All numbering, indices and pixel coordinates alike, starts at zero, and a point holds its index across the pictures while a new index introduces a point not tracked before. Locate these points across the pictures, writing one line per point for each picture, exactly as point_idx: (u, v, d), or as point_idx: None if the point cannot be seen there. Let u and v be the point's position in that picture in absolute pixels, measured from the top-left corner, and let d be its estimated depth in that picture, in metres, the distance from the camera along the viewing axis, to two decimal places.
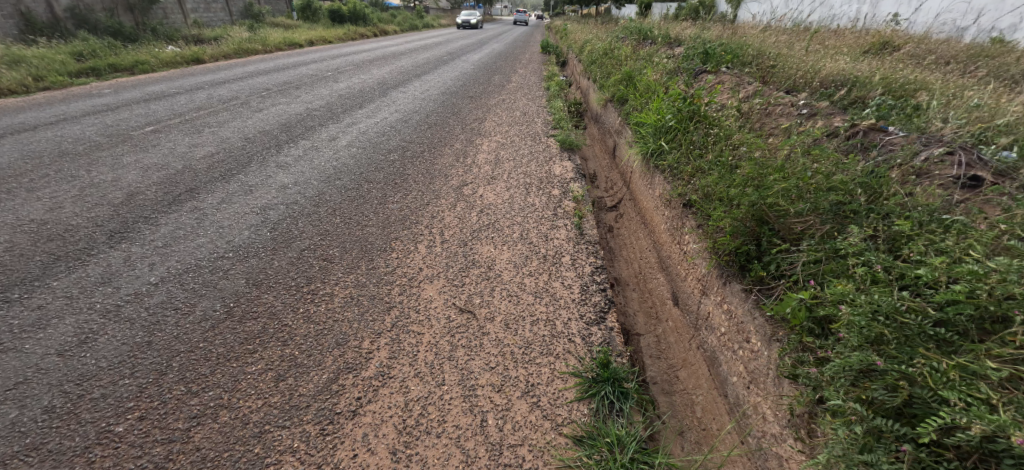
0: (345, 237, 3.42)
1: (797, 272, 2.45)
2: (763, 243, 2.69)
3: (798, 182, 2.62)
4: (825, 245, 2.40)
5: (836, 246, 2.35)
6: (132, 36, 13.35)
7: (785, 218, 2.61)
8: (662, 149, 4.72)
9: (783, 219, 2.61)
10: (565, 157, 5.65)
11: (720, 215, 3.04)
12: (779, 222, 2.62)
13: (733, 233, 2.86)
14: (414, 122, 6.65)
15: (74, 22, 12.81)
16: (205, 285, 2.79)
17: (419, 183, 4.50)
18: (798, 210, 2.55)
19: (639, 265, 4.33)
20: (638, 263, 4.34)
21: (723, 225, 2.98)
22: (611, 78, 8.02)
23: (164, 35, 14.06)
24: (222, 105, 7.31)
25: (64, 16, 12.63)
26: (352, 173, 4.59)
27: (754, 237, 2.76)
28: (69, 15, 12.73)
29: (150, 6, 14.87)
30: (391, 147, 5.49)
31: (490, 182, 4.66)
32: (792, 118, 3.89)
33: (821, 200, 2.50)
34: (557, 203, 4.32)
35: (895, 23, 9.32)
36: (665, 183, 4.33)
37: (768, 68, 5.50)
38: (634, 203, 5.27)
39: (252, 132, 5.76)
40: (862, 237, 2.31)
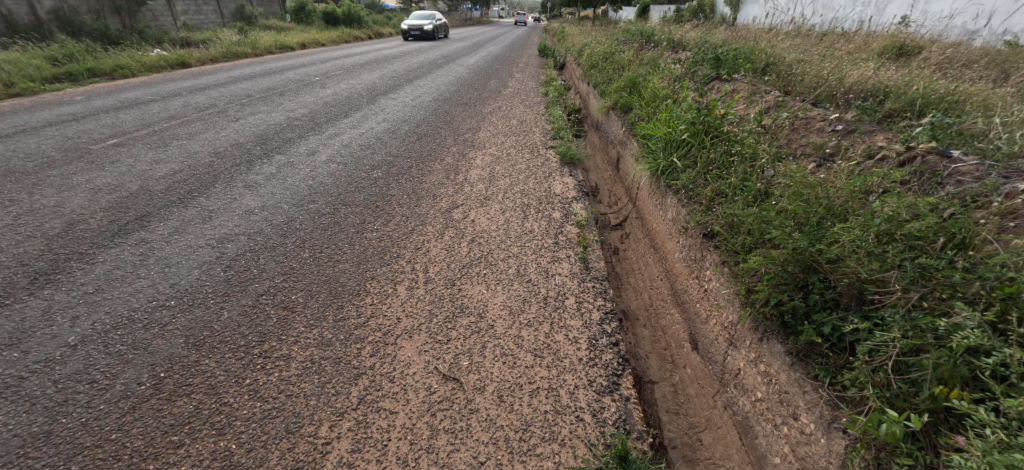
0: (314, 276, 2.95)
1: (877, 354, 1.97)
2: (814, 300, 2.24)
3: (860, 228, 2.18)
4: (917, 325, 1.93)
5: (937, 333, 1.87)
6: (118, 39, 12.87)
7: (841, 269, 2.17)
8: (674, 165, 4.25)
9: (839, 271, 2.17)
10: (567, 172, 5.18)
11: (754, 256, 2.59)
12: (836, 276, 2.17)
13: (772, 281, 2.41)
14: (402, 132, 6.17)
15: (58, 24, 12.38)
16: (134, 346, 2.32)
17: (403, 205, 4.02)
18: (864, 267, 2.08)
19: (649, 296, 3.82)
20: (648, 294, 3.84)
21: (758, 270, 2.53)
22: (613, 84, 7.57)
23: (152, 38, 13.57)
24: (197, 114, 6.82)
25: (47, 19, 12.19)
26: (328, 194, 4.12)
27: (800, 288, 2.32)
28: (53, 18, 12.28)
29: (137, 9, 14.38)
30: (376, 162, 5.00)
31: (484, 204, 4.18)
32: (824, 136, 3.44)
33: (895, 256, 2.05)
34: (559, 229, 3.84)
35: (905, 26, 8.96)
36: (679, 206, 3.85)
37: (787, 76, 5.05)
38: (642, 222, 4.80)
39: (224, 145, 5.26)
40: (976, 322, 1.82)
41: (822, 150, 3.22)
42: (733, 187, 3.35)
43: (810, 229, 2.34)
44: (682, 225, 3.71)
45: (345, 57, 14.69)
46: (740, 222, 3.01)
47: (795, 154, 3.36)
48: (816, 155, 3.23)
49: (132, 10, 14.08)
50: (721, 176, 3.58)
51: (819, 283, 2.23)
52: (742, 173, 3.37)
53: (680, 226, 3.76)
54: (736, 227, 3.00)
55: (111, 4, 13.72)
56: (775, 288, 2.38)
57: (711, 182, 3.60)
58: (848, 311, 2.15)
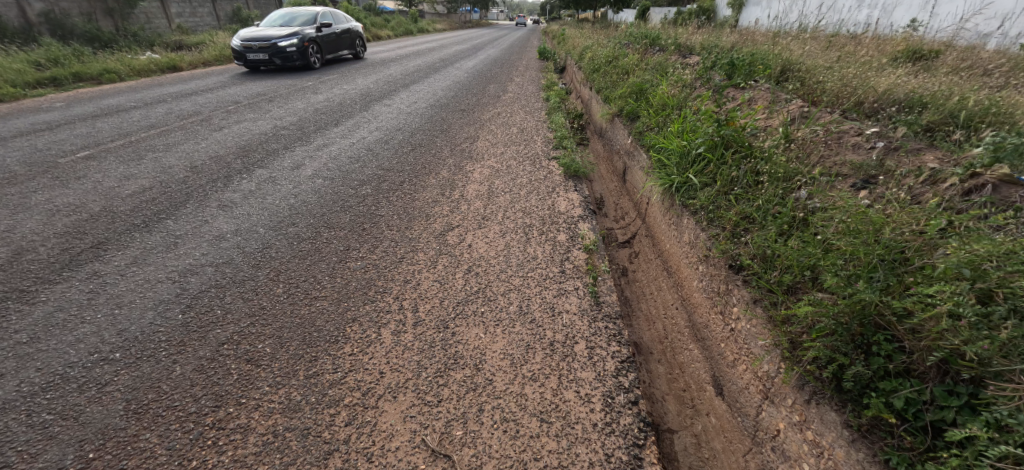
0: (285, 316, 2.57)
1: (976, 449, 1.72)
2: (885, 368, 2.00)
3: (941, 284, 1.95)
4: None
5: None
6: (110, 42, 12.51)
7: (919, 335, 1.95)
8: (691, 181, 3.87)
9: (918, 337, 1.95)
10: (572, 187, 4.81)
11: (802, 305, 2.30)
12: (914, 343, 1.95)
13: (828, 339, 2.15)
14: (395, 142, 5.79)
15: (48, 27, 12.00)
16: (63, 416, 1.99)
17: (391, 227, 3.64)
18: (953, 337, 1.86)
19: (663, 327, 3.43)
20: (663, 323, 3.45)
21: (809, 324, 2.26)
22: (618, 89, 7.20)
23: (144, 41, 13.19)
24: (179, 122, 6.44)
25: (38, 22, 11.84)
26: (312, 214, 3.75)
27: (864, 351, 2.07)
28: (43, 21, 11.91)
29: (131, 11, 14.01)
30: (365, 176, 4.62)
31: (482, 225, 3.81)
32: (863, 154, 3.08)
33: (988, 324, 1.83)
34: (565, 254, 3.47)
35: (915, 28, 8.66)
36: (696, 226, 3.50)
37: (808, 85, 4.68)
38: (651, 240, 4.42)
39: (202, 158, 4.88)
40: None
41: (864, 172, 2.88)
42: (762, 212, 3.01)
43: (875, 282, 2.10)
44: (701, 250, 3.34)
45: (341, 59, 14.28)
46: (774, 256, 2.67)
47: (831, 175, 3.01)
48: (857, 177, 2.90)
49: (125, 12, 13.67)
50: (745, 199, 3.25)
51: (891, 347, 2.00)
52: (771, 196, 3.04)
53: (698, 250, 3.39)
54: (771, 260, 2.68)
55: (102, 6, 13.31)
56: (833, 348, 2.13)
57: (733, 205, 3.26)
58: (926, 383, 1.93)
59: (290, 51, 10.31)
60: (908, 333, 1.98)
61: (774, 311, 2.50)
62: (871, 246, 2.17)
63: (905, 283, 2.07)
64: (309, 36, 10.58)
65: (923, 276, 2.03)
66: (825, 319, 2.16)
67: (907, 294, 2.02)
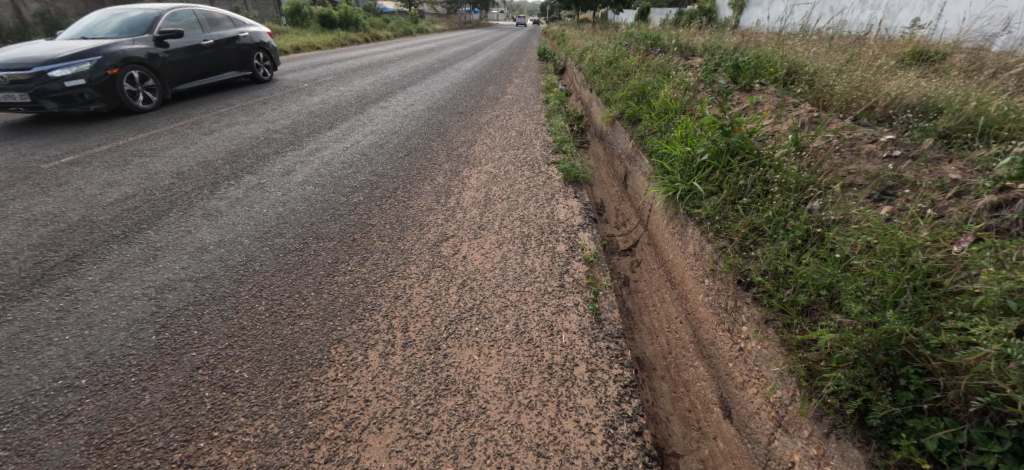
0: (266, 336, 2.42)
1: None
2: (916, 406, 1.89)
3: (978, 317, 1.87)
4: None
5: None
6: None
7: (954, 372, 1.85)
8: (695, 189, 3.72)
9: (953, 374, 1.85)
10: (572, 193, 4.65)
11: (824, 332, 2.18)
12: (949, 380, 1.84)
13: (854, 371, 2.04)
14: (390, 147, 5.63)
15: (44, 27, 11.82)
16: (19, 452, 1.86)
17: (383, 237, 3.49)
18: (993, 375, 1.76)
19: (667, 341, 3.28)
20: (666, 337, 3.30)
21: (832, 353, 2.15)
22: (619, 91, 7.05)
23: None
24: (169, 125, 6.28)
25: (34, 22, 11.67)
26: (301, 222, 3.61)
27: (893, 386, 1.96)
28: (39, 21, 11.75)
29: (128, 11, 13.84)
30: (357, 183, 4.47)
31: (478, 234, 3.65)
32: (877, 164, 2.93)
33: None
34: (564, 267, 3.31)
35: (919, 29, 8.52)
36: (701, 236, 3.35)
37: (815, 88, 4.53)
38: (653, 248, 4.27)
39: (190, 163, 4.71)
40: None
41: (880, 183, 2.75)
42: (772, 223, 2.87)
43: (907, 312, 2.02)
44: (706, 261, 3.19)
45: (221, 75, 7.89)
46: (787, 273, 2.53)
47: (844, 186, 2.88)
48: (873, 188, 2.76)
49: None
50: (753, 209, 3.11)
51: (924, 384, 1.89)
52: (781, 206, 2.91)
53: (704, 262, 3.25)
54: (783, 277, 2.54)
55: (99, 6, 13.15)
56: (855, 380, 2.03)
57: (740, 217, 3.11)
58: (960, 425, 1.81)
59: (74, 89, 5.62)
60: (946, 372, 1.87)
61: (789, 335, 2.37)
62: (902, 272, 2.09)
63: (938, 314, 1.98)
64: (121, 51, 5.95)
65: (959, 309, 1.94)
66: (849, 350, 2.06)
67: (941, 327, 1.93)
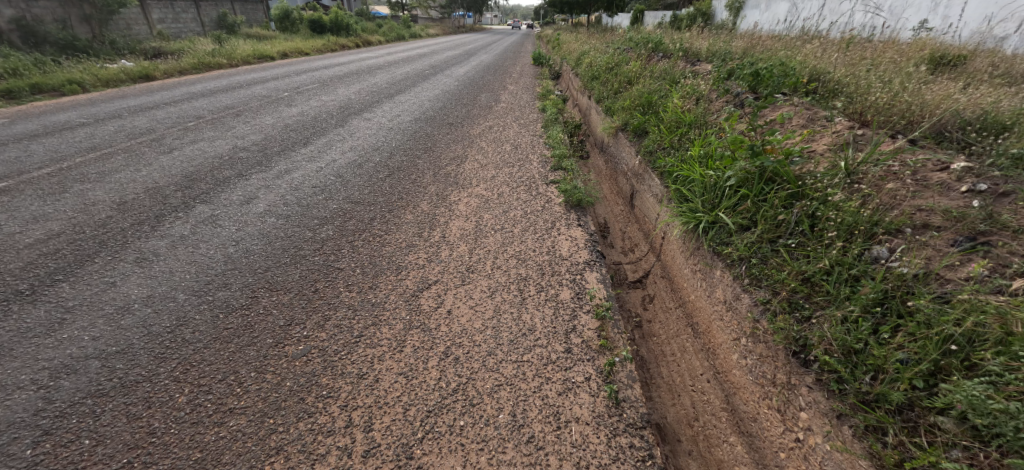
0: (179, 447, 1.91)
1: None
2: None
3: None
4: None
5: None
6: (85, 50, 11.70)
7: None
8: (722, 220, 3.16)
9: None
10: (574, 220, 4.08)
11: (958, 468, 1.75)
12: None
13: None
14: (371, 166, 5.04)
15: (19, 34, 11.03)
16: None
17: (349, 286, 2.90)
18: None
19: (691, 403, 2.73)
20: (689, 397, 2.76)
21: None
22: (621, 100, 6.49)
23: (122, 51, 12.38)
24: (126, 143, 5.67)
25: (8, 29, 10.89)
26: (252, 266, 3.02)
27: None
28: (14, 27, 10.97)
29: (110, 18, 13.12)
30: (327, 212, 3.85)
31: (467, 279, 3.06)
32: (958, 199, 2.37)
33: None
34: (570, 324, 2.72)
35: (931, 31, 8.05)
36: (734, 281, 2.79)
37: (849, 100, 3.98)
38: (667, 281, 3.69)
39: (137, 191, 4.12)
40: None
41: (968, 227, 2.22)
42: (830, 275, 2.36)
43: None
44: (743, 316, 2.63)
45: None
46: (867, 356, 2.08)
47: (918, 229, 2.33)
48: (958, 232, 2.24)
49: (103, 19, 12.80)
50: (801, 254, 2.57)
51: None
52: (840, 254, 2.37)
53: (740, 314, 2.67)
54: (857, 355, 2.10)
55: (78, 12, 12.42)
56: None
57: (785, 263, 2.57)
58: None
59: None
60: None
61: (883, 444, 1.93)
62: None
63: None
64: None
65: None
66: None
67: None
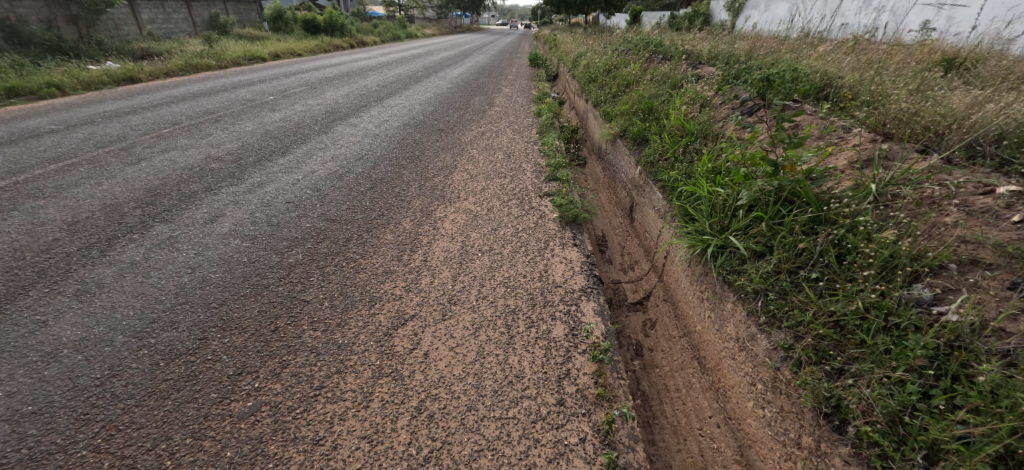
0: None
1: None
2: None
3: None
4: None
5: None
6: (71, 51, 11.31)
7: None
8: (733, 245, 2.85)
9: None
10: (570, 238, 3.76)
11: None
12: None
13: None
14: (352, 178, 4.71)
15: None
16: None
17: (313, 324, 2.56)
18: None
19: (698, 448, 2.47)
20: (696, 441, 2.50)
21: None
22: (620, 105, 6.17)
23: (110, 53, 12.04)
24: (93, 153, 5.32)
25: None
26: (206, 299, 2.70)
27: None
28: None
29: (98, 17, 12.75)
30: (299, 232, 3.51)
31: (448, 313, 2.73)
32: (1009, 230, 2.10)
33: None
34: (562, 368, 2.40)
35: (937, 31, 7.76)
36: (747, 318, 2.50)
37: (867, 109, 3.66)
38: (669, 303, 3.39)
39: (94, 209, 3.79)
40: None
41: None
42: (863, 321, 2.08)
43: None
44: (759, 360, 2.34)
45: None
46: (919, 428, 1.81)
47: (965, 266, 2.08)
48: (1015, 272, 1.98)
49: (91, 19, 12.39)
50: (829, 291, 2.27)
51: None
52: (876, 297, 2.08)
53: (755, 357, 2.38)
54: (905, 426, 1.84)
55: (64, 12, 12.02)
56: None
57: (810, 302, 2.26)
58: None
59: None
60: None
61: None
62: None
63: None
64: None
65: None
66: None
67: None
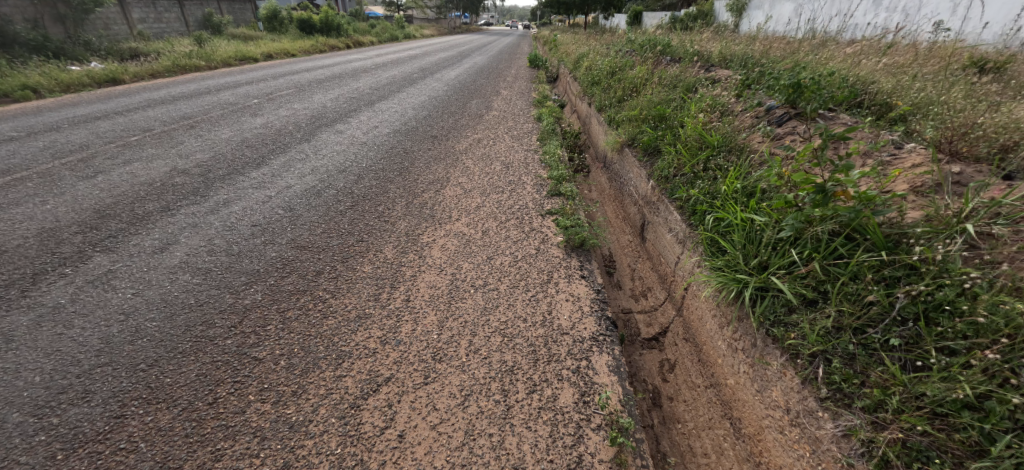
0: None
1: None
2: None
3: None
4: None
5: None
6: (55, 51, 10.76)
7: None
8: (775, 287, 2.35)
9: None
10: (578, 267, 3.25)
11: None
12: None
13: None
14: (332, 194, 4.20)
15: None
16: None
17: (262, 393, 2.09)
18: None
19: None
20: None
21: None
22: (628, 110, 5.66)
23: (95, 54, 11.52)
24: (48, 164, 4.80)
25: None
26: (133, 359, 2.22)
27: None
28: None
29: (87, 18, 12.23)
30: (261, 264, 3.00)
31: (432, 374, 2.24)
32: None
33: None
34: (571, 454, 1.97)
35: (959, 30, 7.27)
36: (802, 387, 2.06)
37: (922, 121, 3.18)
38: (688, 342, 2.82)
39: (30, 235, 3.29)
40: None
41: None
42: (978, 416, 1.70)
43: None
44: (822, 447, 1.93)
45: None
46: None
47: None
48: None
49: (78, 19, 11.84)
50: (917, 366, 1.88)
51: None
52: (990, 387, 1.70)
53: (816, 440, 1.96)
54: None
55: (51, 11, 11.39)
56: None
57: (892, 379, 1.87)
58: None
59: None
60: None
61: None
62: None
63: None
64: None
65: None
66: None
67: None
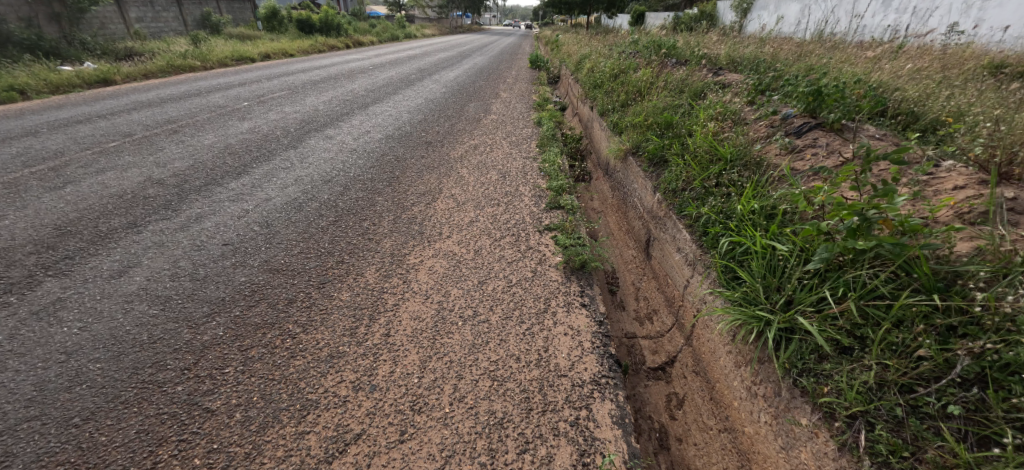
0: None
1: None
2: None
3: None
4: None
5: None
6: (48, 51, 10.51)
7: None
8: (802, 329, 2.07)
9: None
10: (579, 292, 2.96)
11: None
12: None
13: None
14: (314, 207, 3.91)
15: None
16: None
17: (210, 455, 1.87)
18: None
19: None
20: None
21: None
22: (632, 116, 5.35)
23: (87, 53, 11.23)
24: (17, 173, 4.53)
25: None
26: (66, 412, 1.98)
27: None
28: None
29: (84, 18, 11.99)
30: (227, 291, 2.71)
31: (408, 430, 2.00)
32: None
33: None
34: None
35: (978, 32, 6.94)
36: (839, 455, 1.80)
37: (959, 136, 2.88)
38: (700, 376, 2.50)
39: None
40: None
41: None
42: None
43: None
44: None
45: None
46: None
47: None
48: None
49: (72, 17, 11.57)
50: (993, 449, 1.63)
51: None
52: None
53: None
54: None
55: (45, 9, 11.13)
56: None
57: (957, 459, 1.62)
58: None
59: None
60: None
61: None
62: None
63: None
64: None
65: None
66: None
67: None
